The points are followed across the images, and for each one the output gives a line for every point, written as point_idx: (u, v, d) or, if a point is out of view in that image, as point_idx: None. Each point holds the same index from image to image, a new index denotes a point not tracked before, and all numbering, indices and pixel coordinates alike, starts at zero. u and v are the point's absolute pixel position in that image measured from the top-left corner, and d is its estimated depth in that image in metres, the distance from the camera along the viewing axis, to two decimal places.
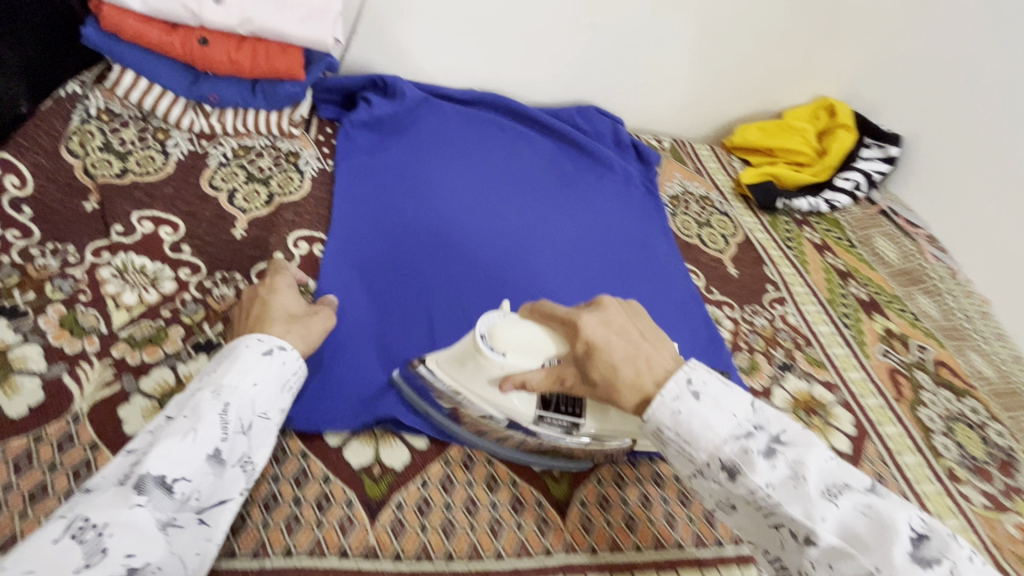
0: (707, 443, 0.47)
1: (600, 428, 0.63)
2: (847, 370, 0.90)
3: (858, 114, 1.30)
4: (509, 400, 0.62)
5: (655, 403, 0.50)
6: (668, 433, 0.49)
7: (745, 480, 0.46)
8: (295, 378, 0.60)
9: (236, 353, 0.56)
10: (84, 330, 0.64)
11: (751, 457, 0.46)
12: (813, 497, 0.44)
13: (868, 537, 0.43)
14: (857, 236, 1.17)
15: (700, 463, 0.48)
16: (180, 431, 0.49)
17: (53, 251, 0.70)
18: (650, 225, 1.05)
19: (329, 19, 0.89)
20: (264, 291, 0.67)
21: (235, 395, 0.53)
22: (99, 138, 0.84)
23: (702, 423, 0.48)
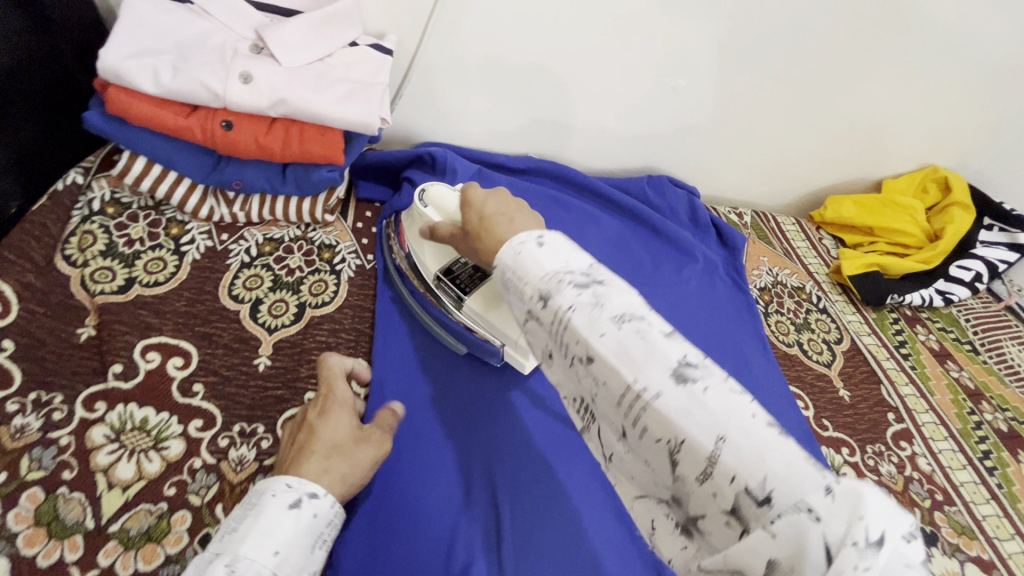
0: (532, 278, 0.43)
1: (478, 311, 0.71)
2: (1002, 539, 0.72)
3: (974, 188, 1.12)
4: (422, 251, 0.75)
5: (507, 243, 0.46)
6: (507, 274, 0.45)
7: (554, 306, 0.41)
8: (329, 530, 0.51)
9: (259, 506, 0.48)
10: (65, 527, 0.50)
11: (563, 285, 0.41)
12: (601, 317, 0.39)
13: (638, 355, 0.38)
14: (982, 340, 0.99)
15: (527, 298, 0.43)
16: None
17: (35, 406, 0.56)
18: (740, 331, 0.89)
19: (375, 98, 0.75)
20: (314, 415, 0.58)
21: (252, 570, 0.44)
22: (102, 239, 0.71)
23: (533, 260, 0.43)
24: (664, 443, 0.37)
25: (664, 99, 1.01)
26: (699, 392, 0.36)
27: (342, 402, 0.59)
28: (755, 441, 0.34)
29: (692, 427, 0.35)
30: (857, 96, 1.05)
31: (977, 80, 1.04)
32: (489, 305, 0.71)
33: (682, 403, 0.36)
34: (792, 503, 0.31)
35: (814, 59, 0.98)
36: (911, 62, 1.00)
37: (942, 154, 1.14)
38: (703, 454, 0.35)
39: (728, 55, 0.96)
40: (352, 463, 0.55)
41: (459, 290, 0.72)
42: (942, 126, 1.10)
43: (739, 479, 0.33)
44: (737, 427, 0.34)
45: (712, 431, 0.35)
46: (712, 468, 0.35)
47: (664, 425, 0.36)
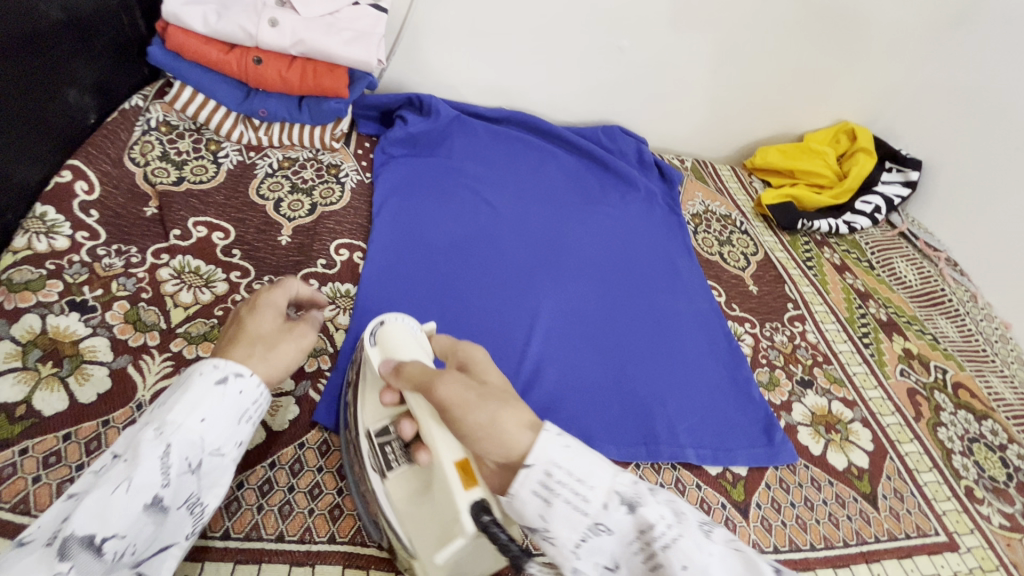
0: (599, 488, 0.43)
1: (397, 503, 0.54)
2: (866, 388, 0.91)
3: (878, 138, 1.33)
4: (364, 399, 0.59)
5: (545, 439, 0.45)
6: (558, 479, 0.44)
7: (639, 517, 0.42)
8: (257, 408, 0.52)
9: (187, 383, 0.48)
10: (146, 325, 0.69)
11: (640, 493, 0.43)
12: (692, 529, 0.42)
13: (745, 572, 0.41)
14: (877, 258, 1.19)
15: (594, 507, 0.43)
16: (115, 480, 0.43)
17: (118, 252, 0.75)
18: (672, 241, 1.08)
19: (373, 42, 0.95)
20: (245, 311, 0.58)
21: (179, 434, 0.46)
22: (158, 148, 0.90)
23: (590, 464, 0.44)
24: None
25: (613, 58, 1.22)
26: None
27: (270, 303, 0.59)
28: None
29: None
30: (777, 60, 1.26)
31: (874, 47, 1.25)
32: (409, 501, 0.53)
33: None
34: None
35: (737, 28, 1.20)
36: (815, 29, 1.22)
37: (854, 111, 1.35)
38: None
39: (662, 21, 1.17)
40: (275, 350, 0.55)
41: (384, 463, 0.55)
42: (850, 87, 1.31)
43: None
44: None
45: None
46: None
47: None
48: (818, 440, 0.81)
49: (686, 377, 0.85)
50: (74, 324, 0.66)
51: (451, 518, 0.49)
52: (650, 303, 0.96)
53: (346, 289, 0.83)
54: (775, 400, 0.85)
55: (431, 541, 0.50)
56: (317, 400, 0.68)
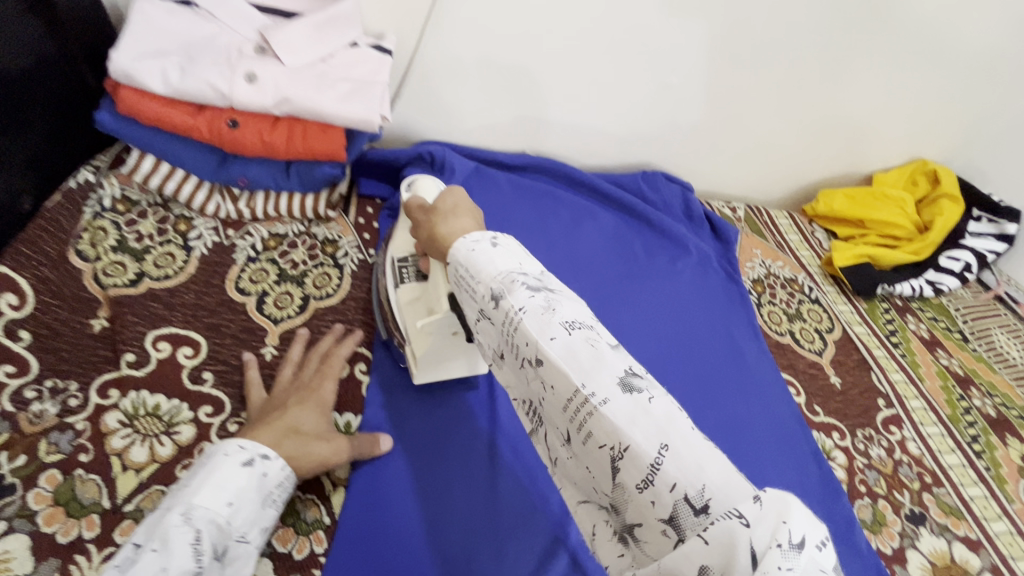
0: (486, 278, 0.47)
1: (400, 301, 0.68)
2: (989, 519, 0.74)
3: (961, 180, 1.14)
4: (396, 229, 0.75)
5: (460, 242, 0.51)
6: (461, 272, 0.49)
7: (505, 305, 0.44)
8: (280, 491, 0.51)
9: (213, 463, 0.48)
10: (82, 507, 0.52)
11: (515, 286, 0.44)
12: (552, 321, 0.42)
13: (587, 362, 0.40)
14: (971, 328, 1.01)
15: (480, 295, 0.47)
16: (147, 572, 0.41)
17: (52, 392, 0.59)
18: (734, 321, 0.91)
19: (376, 95, 0.77)
20: (293, 401, 0.60)
21: (208, 518, 0.45)
22: (113, 235, 0.73)
23: (487, 261, 0.47)
24: (608, 448, 0.38)
25: (655, 95, 1.04)
26: (645, 400, 0.38)
27: (319, 400, 0.61)
28: (692, 446, 0.36)
29: (636, 434, 0.37)
30: (846, 91, 1.08)
31: (963, 77, 1.06)
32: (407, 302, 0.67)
33: (626, 406, 0.38)
34: (725, 509, 0.32)
35: (802, 57, 1.02)
36: (895, 57, 1.03)
37: (934, 148, 1.16)
38: (643, 457, 0.36)
39: (715, 53, 0.99)
40: (307, 444, 0.55)
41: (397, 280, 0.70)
42: (930, 121, 1.12)
43: (676, 484, 0.34)
44: (676, 433, 0.36)
45: (654, 438, 0.36)
46: (653, 476, 0.36)
47: (608, 427, 0.38)
48: None
49: None
50: None
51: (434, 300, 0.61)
52: (718, 413, 0.79)
53: (346, 421, 0.65)
54: (885, 548, 0.69)
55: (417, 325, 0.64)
56: None
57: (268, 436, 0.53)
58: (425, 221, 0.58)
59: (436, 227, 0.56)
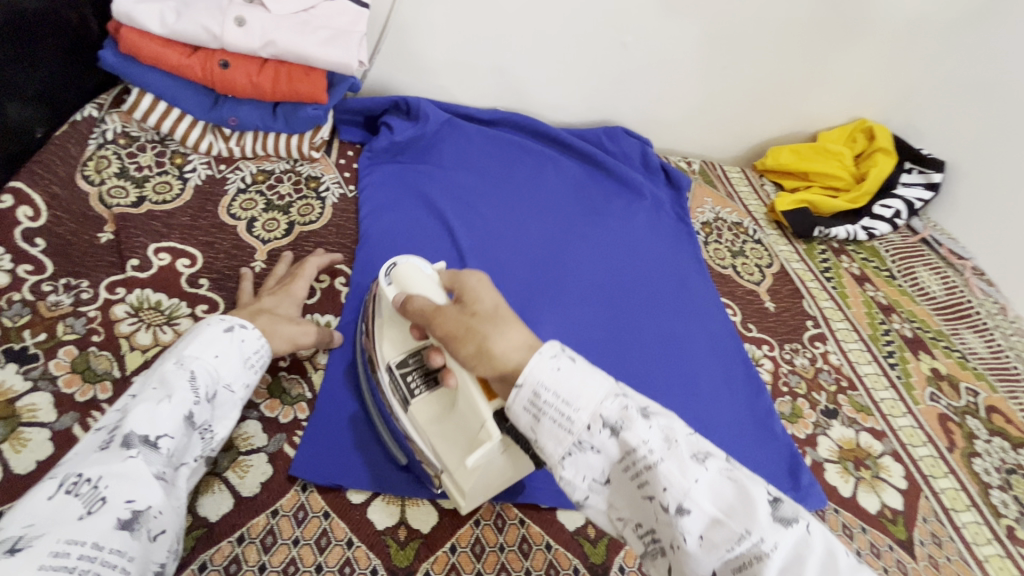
0: (591, 406, 0.41)
1: (427, 426, 0.58)
2: (895, 416, 0.85)
3: (896, 137, 1.25)
4: (384, 332, 0.63)
5: (533, 358, 0.43)
6: (546, 397, 0.42)
7: (625, 440, 0.40)
8: (258, 356, 0.59)
9: (197, 329, 0.56)
10: (96, 375, 0.61)
11: (631, 417, 0.41)
12: (685, 458, 0.40)
13: (738, 503, 0.38)
14: (898, 267, 1.12)
15: (580, 429, 0.41)
16: (154, 399, 0.49)
17: (66, 287, 0.67)
18: (681, 255, 1.01)
19: (353, 41, 0.85)
20: (270, 295, 0.69)
21: (199, 364, 0.53)
22: (115, 164, 0.81)
23: (581, 384, 0.42)
24: None
25: (615, 54, 1.13)
26: (800, 530, 0.38)
27: (291, 294, 0.70)
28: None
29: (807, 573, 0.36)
30: (790, 54, 1.17)
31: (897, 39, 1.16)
32: (433, 421, 0.58)
33: (789, 543, 0.37)
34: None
35: (748, 19, 1.11)
36: (833, 21, 1.13)
37: (872, 108, 1.27)
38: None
39: (668, 13, 1.08)
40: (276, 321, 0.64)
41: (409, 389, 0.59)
42: (868, 82, 1.22)
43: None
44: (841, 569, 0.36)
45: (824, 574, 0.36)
46: None
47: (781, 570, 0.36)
48: (846, 479, 0.75)
49: (704, 413, 0.79)
50: (12, 378, 0.58)
51: (476, 428, 0.51)
52: (660, 328, 0.88)
53: (325, 320, 0.74)
54: (799, 434, 0.79)
55: (458, 454, 0.55)
56: (292, 454, 0.61)
57: (242, 315, 0.63)
58: (465, 331, 0.48)
59: (488, 339, 0.46)
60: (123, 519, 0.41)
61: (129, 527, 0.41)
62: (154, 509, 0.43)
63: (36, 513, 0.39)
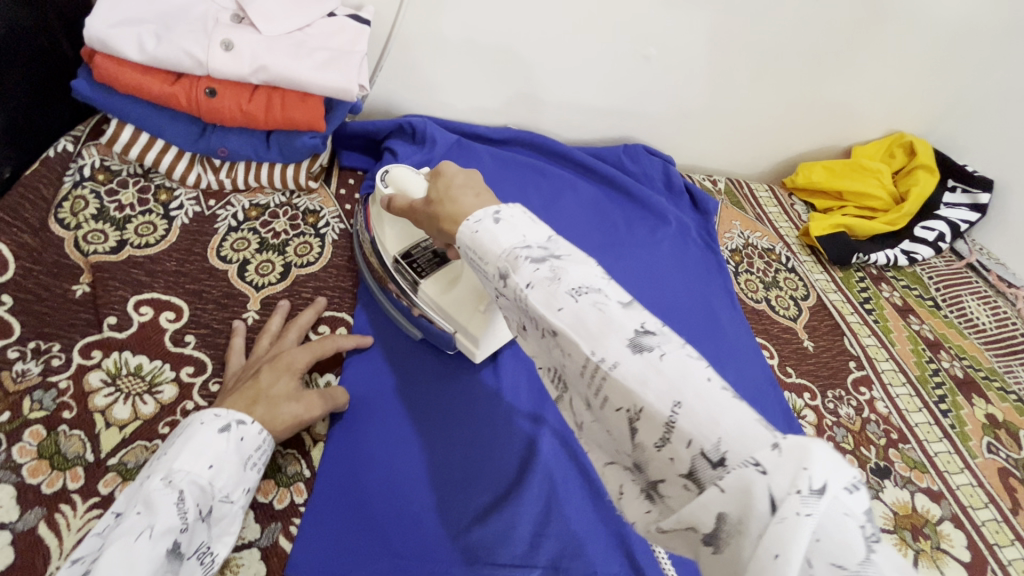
0: (492, 256, 0.43)
1: (437, 298, 0.68)
2: (952, 473, 0.77)
3: (937, 152, 1.16)
4: (384, 232, 0.73)
5: (463, 224, 0.46)
6: (468, 254, 0.46)
7: (513, 284, 0.42)
8: (259, 454, 0.53)
9: (189, 431, 0.50)
10: (66, 460, 0.54)
11: (519, 262, 0.41)
12: (559, 291, 0.39)
13: (598, 329, 0.38)
14: (943, 296, 1.03)
15: (489, 275, 0.44)
16: (134, 531, 0.43)
17: (35, 353, 0.60)
18: (710, 288, 0.93)
19: (353, 63, 0.77)
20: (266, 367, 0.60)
21: (188, 480, 0.47)
22: (93, 204, 0.74)
23: (490, 237, 0.44)
24: (625, 410, 0.36)
25: (636, 67, 1.04)
26: (656, 359, 0.36)
27: (290, 364, 0.61)
28: (706, 401, 0.33)
29: (650, 393, 0.35)
30: (825, 65, 1.08)
31: (942, 47, 1.07)
32: (440, 292, 0.68)
33: (638, 371, 0.36)
34: (743, 459, 0.31)
35: (782, 26, 1.02)
36: (870, 28, 1.04)
37: (912, 120, 1.17)
38: (657, 416, 0.34)
39: (693, 23, 0.99)
40: (272, 413, 0.55)
41: (415, 274, 0.69)
42: (909, 92, 1.13)
43: (694, 442, 0.33)
44: (691, 392, 0.34)
45: (668, 397, 0.34)
46: (669, 432, 0.34)
47: (622, 392, 0.36)
48: (905, 552, 0.68)
49: None
50: None
51: None
52: None
53: (326, 381, 0.67)
54: None
55: (467, 310, 0.66)
56: (289, 549, 0.54)
57: (239, 404, 0.54)
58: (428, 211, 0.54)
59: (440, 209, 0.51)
60: None
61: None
62: None
63: None
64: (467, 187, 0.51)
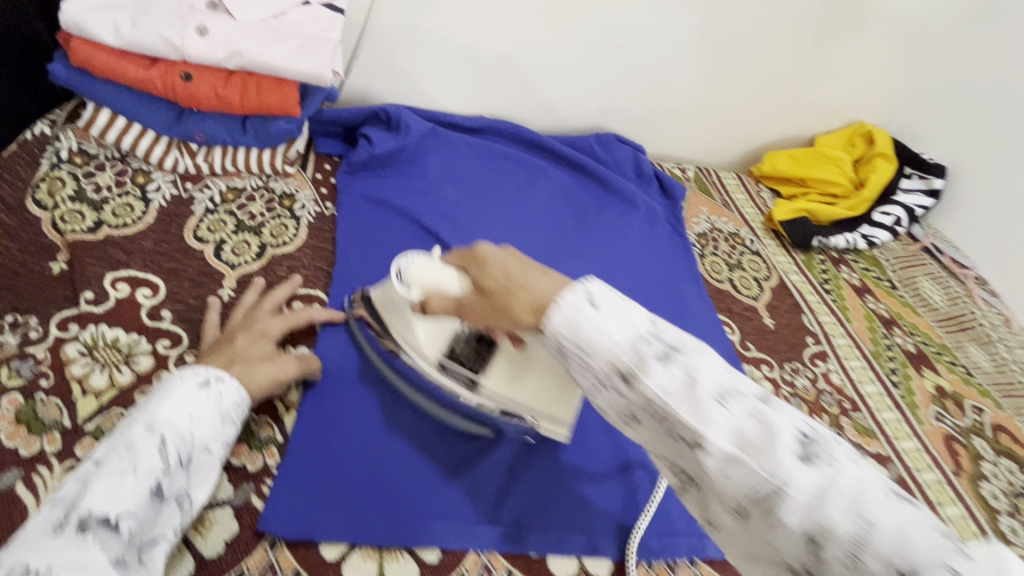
0: (605, 353, 0.39)
1: (504, 392, 0.63)
2: (899, 439, 0.81)
3: (896, 141, 1.21)
4: (414, 335, 0.66)
5: (555, 308, 0.41)
6: (568, 345, 0.41)
7: (640, 386, 0.38)
8: (237, 410, 0.55)
9: (168, 385, 0.51)
10: (43, 425, 0.56)
11: (645, 361, 0.38)
12: (702, 397, 0.36)
13: (758, 438, 0.35)
14: (899, 277, 1.09)
15: (600, 373, 0.40)
16: (119, 471, 0.44)
17: (12, 326, 0.62)
18: (676, 269, 0.97)
19: (327, 50, 0.79)
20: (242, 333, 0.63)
21: (171, 428, 0.49)
22: (71, 186, 0.76)
23: (596, 329, 0.39)
24: (800, 528, 0.33)
25: (606, 58, 1.08)
26: (829, 470, 0.33)
27: (264, 330, 0.64)
28: (892, 513, 0.31)
29: (832, 510, 0.32)
30: (786, 57, 1.13)
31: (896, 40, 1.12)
32: (504, 385, 0.63)
33: (813, 484, 0.33)
34: (938, 566, 0.29)
35: (744, 19, 1.07)
36: (825, 20, 1.09)
37: (872, 110, 1.23)
38: (843, 534, 0.31)
39: (659, 15, 1.03)
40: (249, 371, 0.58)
41: (469, 371, 0.65)
42: (868, 82, 1.18)
43: (889, 558, 0.30)
44: (874, 502, 0.32)
45: (851, 510, 0.31)
46: (858, 549, 0.31)
47: (802, 513, 0.32)
48: None
49: None
50: None
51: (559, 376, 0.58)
52: None
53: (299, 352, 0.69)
54: None
55: (544, 399, 0.61)
56: (261, 507, 0.56)
57: (216, 363, 0.57)
58: (495, 301, 0.46)
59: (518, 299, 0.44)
60: None
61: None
62: None
63: None
64: (533, 268, 0.45)
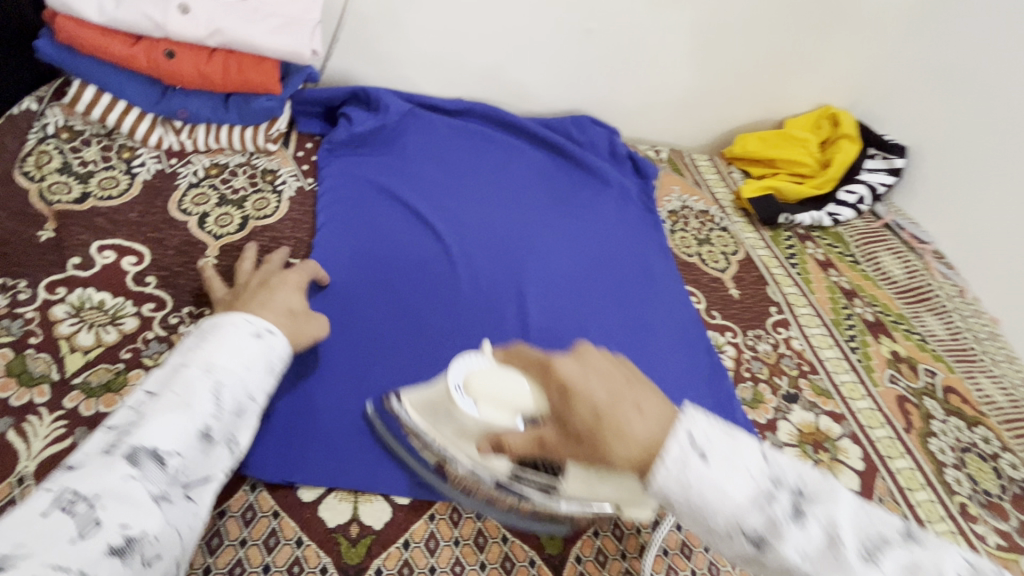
0: (728, 518, 0.35)
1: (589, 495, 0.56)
2: (854, 399, 0.86)
3: (861, 124, 1.26)
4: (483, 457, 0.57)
5: (660, 466, 0.37)
6: (678, 504, 0.37)
7: (777, 554, 0.34)
8: (280, 364, 0.58)
9: (219, 335, 0.55)
10: (33, 378, 0.59)
11: (779, 525, 0.34)
12: (849, 560, 0.33)
13: None
14: (862, 252, 1.13)
15: (721, 534, 0.36)
16: (169, 411, 0.47)
17: (2, 288, 0.65)
18: (646, 242, 1.01)
19: (305, 29, 0.82)
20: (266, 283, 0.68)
21: (219, 376, 0.52)
22: (57, 159, 0.78)
23: (716, 490, 0.35)
24: None
25: (580, 41, 1.11)
26: None
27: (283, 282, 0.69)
28: None
29: None
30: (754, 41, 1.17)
31: None
32: (588, 487, 0.56)
33: None
34: None
35: (712, 4, 1.10)
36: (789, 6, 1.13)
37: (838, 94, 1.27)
38: None
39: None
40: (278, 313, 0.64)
41: (547, 479, 0.57)
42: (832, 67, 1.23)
43: None
44: None
45: None
46: None
47: None
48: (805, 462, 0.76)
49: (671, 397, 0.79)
50: None
51: None
52: (626, 317, 0.88)
53: None
54: (760, 419, 0.80)
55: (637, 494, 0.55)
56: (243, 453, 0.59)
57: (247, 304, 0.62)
58: (595, 447, 0.41)
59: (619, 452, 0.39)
60: (115, 544, 0.39)
61: (121, 553, 0.39)
62: (150, 536, 0.41)
63: (25, 532, 0.38)
64: (630, 404, 0.39)
